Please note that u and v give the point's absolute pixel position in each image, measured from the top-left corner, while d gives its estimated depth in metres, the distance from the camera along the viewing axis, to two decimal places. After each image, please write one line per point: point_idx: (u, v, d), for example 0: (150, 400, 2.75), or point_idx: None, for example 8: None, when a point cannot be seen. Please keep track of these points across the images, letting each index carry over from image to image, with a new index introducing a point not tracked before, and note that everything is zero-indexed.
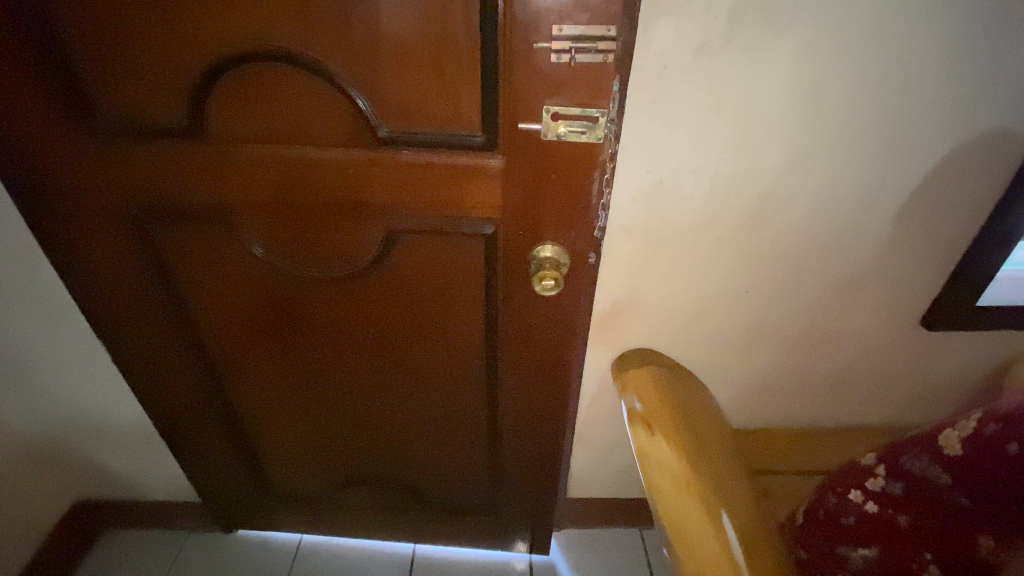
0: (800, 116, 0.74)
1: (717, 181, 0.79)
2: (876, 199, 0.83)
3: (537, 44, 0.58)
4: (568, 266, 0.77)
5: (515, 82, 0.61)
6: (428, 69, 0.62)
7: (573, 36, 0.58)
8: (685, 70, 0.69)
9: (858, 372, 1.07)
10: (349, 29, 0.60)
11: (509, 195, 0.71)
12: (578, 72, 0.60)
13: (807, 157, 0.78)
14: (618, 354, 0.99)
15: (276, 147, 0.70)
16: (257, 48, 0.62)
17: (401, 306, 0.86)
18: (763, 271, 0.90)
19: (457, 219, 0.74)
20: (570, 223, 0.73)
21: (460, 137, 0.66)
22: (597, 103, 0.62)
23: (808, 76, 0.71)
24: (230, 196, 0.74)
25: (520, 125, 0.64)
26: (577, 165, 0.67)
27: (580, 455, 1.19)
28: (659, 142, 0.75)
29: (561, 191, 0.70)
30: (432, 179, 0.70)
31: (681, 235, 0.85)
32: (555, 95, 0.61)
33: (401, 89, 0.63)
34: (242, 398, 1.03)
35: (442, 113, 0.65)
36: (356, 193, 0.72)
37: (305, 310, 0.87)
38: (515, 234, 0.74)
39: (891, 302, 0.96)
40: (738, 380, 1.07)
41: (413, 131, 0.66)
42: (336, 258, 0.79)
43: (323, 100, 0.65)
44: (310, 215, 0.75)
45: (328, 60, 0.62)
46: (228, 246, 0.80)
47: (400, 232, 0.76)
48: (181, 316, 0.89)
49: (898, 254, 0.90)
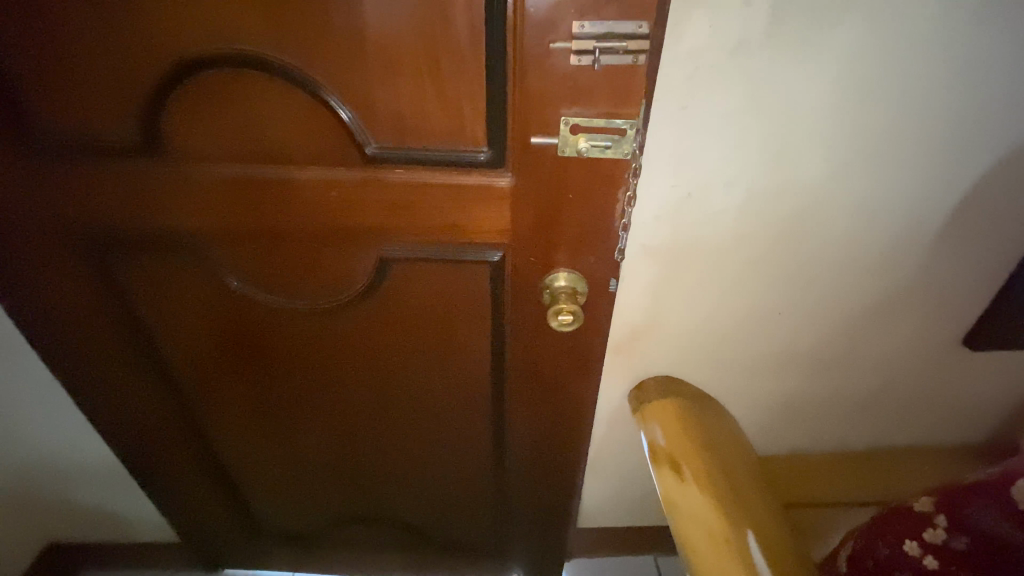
0: (847, 123, 0.65)
1: (751, 195, 0.70)
2: (925, 213, 0.75)
3: (554, 45, 0.49)
4: (586, 295, 0.68)
5: (527, 90, 0.51)
6: (424, 75, 0.52)
7: (597, 35, 0.48)
8: (719, 72, 0.60)
9: (893, 394, 0.98)
10: (329, 29, 0.51)
11: (518, 217, 0.61)
12: (602, 76, 0.51)
13: (852, 168, 0.69)
14: (637, 383, 0.90)
15: (248, 166, 0.60)
16: (221, 52, 0.53)
17: (397, 340, 0.77)
18: (795, 290, 0.82)
19: (459, 245, 0.64)
20: (589, 248, 0.63)
21: (462, 153, 0.57)
22: (624, 113, 0.53)
23: (857, 78, 0.62)
24: (198, 223, 0.65)
25: (533, 139, 0.54)
26: (598, 183, 0.58)
27: (593, 485, 1.10)
28: (688, 153, 0.66)
29: (580, 213, 0.60)
30: (429, 202, 0.61)
31: (708, 255, 0.76)
32: (574, 104, 0.52)
33: (392, 99, 0.54)
34: (223, 436, 0.94)
35: (441, 126, 0.55)
36: (343, 218, 0.62)
37: (288, 344, 0.78)
38: (526, 261, 0.65)
39: (932, 320, 0.88)
40: (765, 406, 0.98)
41: (407, 147, 0.57)
42: (321, 288, 0.70)
43: (301, 112, 0.56)
44: (291, 242, 0.66)
45: (305, 65, 0.53)
46: (197, 277, 0.70)
47: (394, 261, 0.66)
48: (151, 353, 0.80)
49: (944, 271, 0.82)
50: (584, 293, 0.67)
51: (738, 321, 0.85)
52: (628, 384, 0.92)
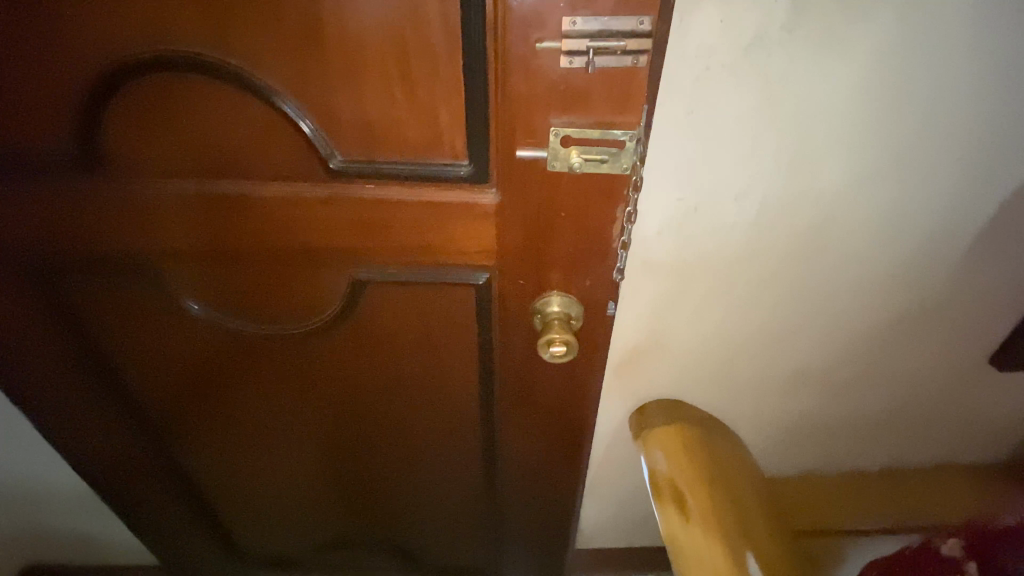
0: (874, 129, 0.58)
1: (763, 208, 0.64)
2: (957, 225, 0.68)
3: (541, 44, 0.42)
4: (581, 321, 0.61)
5: (512, 95, 0.45)
6: (393, 80, 0.46)
7: (591, 33, 0.41)
8: (731, 73, 0.53)
9: (913, 414, 0.92)
10: (281, 26, 0.44)
11: (505, 237, 0.55)
12: (597, 80, 0.44)
13: (877, 178, 0.62)
14: (639, 406, 0.84)
15: (201, 182, 0.54)
16: (162, 53, 0.47)
17: (377, 365, 0.71)
18: (810, 308, 0.75)
19: (440, 266, 0.58)
20: (585, 270, 0.57)
21: (439, 166, 0.50)
22: (622, 123, 0.46)
23: (887, 78, 0.55)
24: (150, 244, 0.59)
25: (519, 152, 0.48)
26: (595, 200, 0.51)
27: (591, 506, 1.04)
28: (695, 163, 0.59)
29: (574, 233, 0.54)
30: (404, 220, 0.54)
31: (716, 272, 0.70)
32: (565, 112, 0.46)
33: (357, 106, 0.47)
34: (197, 463, 0.88)
35: (415, 137, 0.49)
36: (309, 238, 0.56)
37: (258, 369, 0.72)
38: (515, 283, 0.59)
39: (957, 338, 0.81)
40: (775, 428, 0.92)
41: (376, 159, 0.50)
42: (291, 312, 0.63)
43: (257, 122, 0.50)
44: (254, 264, 0.59)
45: (257, 68, 0.47)
46: (155, 301, 0.64)
47: (368, 283, 0.60)
48: (111, 380, 0.73)
49: (973, 287, 0.75)
50: (580, 319, 0.60)
51: (747, 340, 0.79)
52: (629, 407, 0.86)
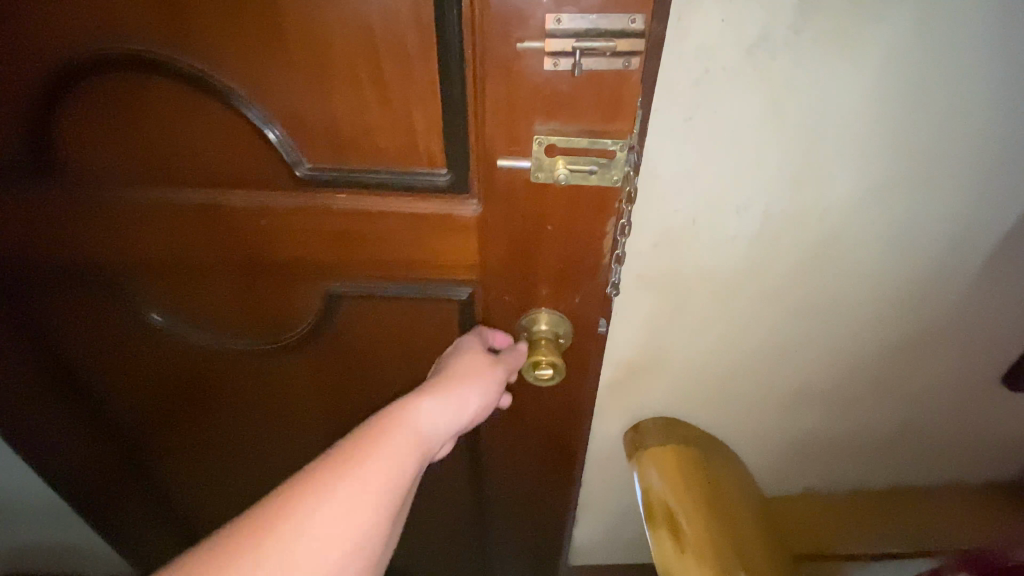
0: (887, 138, 0.54)
1: (766, 220, 0.60)
2: (975, 240, 0.63)
3: (522, 44, 0.38)
4: (572, 339, 0.57)
5: (491, 100, 0.41)
6: (362, 82, 0.42)
7: (577, 32, 0.38)
8: (732, 76, 0.49)
9: (921, 434, 0.87)
10: (239, 22, 0.41)
11: (488, 251, 0.51)
12: (585, 84, 0.40)
13: (890, 190, 0.58)
14: (634, 425, 0.80)
15: (161, 190, 0.50)
16: (115, 51, 0.43)
17: (355, 385, 0.66)
18: (815, 324, 0.71)
19: (420, 281, 0.54)
20: (574, 287, 0.53)
21: (415, 175, 0.46)
22: (612, 131, 0.42)
23: (902, 83, 0.50)
24: (109, 255, 0.55)
25: (501, 161, 0.44)
26: (584, 213, 0.47)
27: (584, 524, 1.00)
28: (693, 172, 0.55)
29: (562, 248, 0.50)
30: (379, 231, 0.50)
31: (717, 287, 0.66)
32: (551, 119, 0.42)
33: (325, 110, 0.44)
34: (174, 483, 0.84)
35: (388, 144, 0.45)
36: (279, 250, 0.52)
37: (230, 388, 0.67)
38: (500, 300, 0.55)
39: (969, 356, 0.77)
40: (776, 446, 0.88)
41: (347, 168, 0.46)
42: (263, 327, 0.60)
43: (219, 125, 0.46)
44: (223, 277, 0.56)
45: (216, 67, 0.43)
46: (120, 314, 0.60)
47: (343, 298, 0.56)
48: (78, 397, 0.69)
49: (989, 304, 0.71)
50: (570, 338, 0.57)
51: (749, 358, 0.74)
52: (624, 425, 0.82)
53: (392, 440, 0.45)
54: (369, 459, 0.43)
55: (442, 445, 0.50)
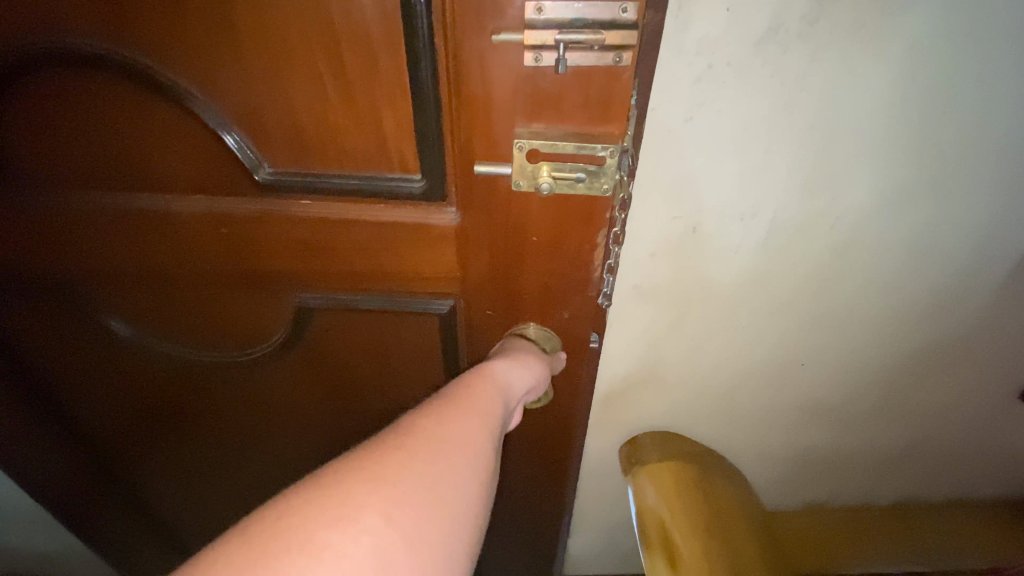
0: (909, 141, 0.49)
1: (773, 227, 0.55)
2: (1000, 252, 0.59)
3: (498, 36, 0.34)
4: (561, 356, 0.53)
5: (467, 99, 0.37)
6: (323, 79, 0.38)
7: (560, 23, 0.33)
8: (739, 72, 0.45)
9: (933, 449, 0.83)
10: (181, 12, 0.36)
11: (469, 262, 0.47)
12: (570, 81, 0.36)
13: (909, 195, 0.53)
14: (630, 438, 0.76)
15: (116, 195, 0.47)
16: (53, 45, 0.39)
17: (335, 401, 0.62)
18: (825, 335, 0.66)
19: (396, 293, 0.51)
20: (563, 301, 0.49)
21: (385, 181, 0.42)
22: (601, 135, 0.38)
23: (929, 79, 0.45)
24: (67, 261, 0.51)
25: (478, 167, 0.40)
26: (571, 225, 0.43)
27: (578, 537, 0.96)
28: (694, 176, 0.51)
29: (548, 262, 0.46)
30: (352, 240, 0.47)
31: (718, 300, 0.61)
32: (533, 121, 0.38)
33: (285, 111, 0.40)
34: (156, 505, 0.79)
35: (356, 146, 0.41)
36: (245, 260, 0.49)
37: (205, 402, 0.64)
38: (484, 313, 0.51)
39: (989, 371, 0.72)
40: (780, 460, 0.83)
41: (312, 172, 0.42)
42: (235, 339, 0.56)
43: (173, 125, 0.42)
44: (189, 286, 0.52)
45: (163, 63, 0.39)
46: (86, 325, 0.57)
47: (315, 311, 0.52)
48: (46, 416, 0.65)
49: (1012, 319, 0.66)
50: (560, 355, 0.53)
51: (752, 372, 0.70)
52: (619, 439, 0.78)
53: (479, 390, 0.42)
54: (466, 404, 0.39)
55: (512, 416, 0.46)
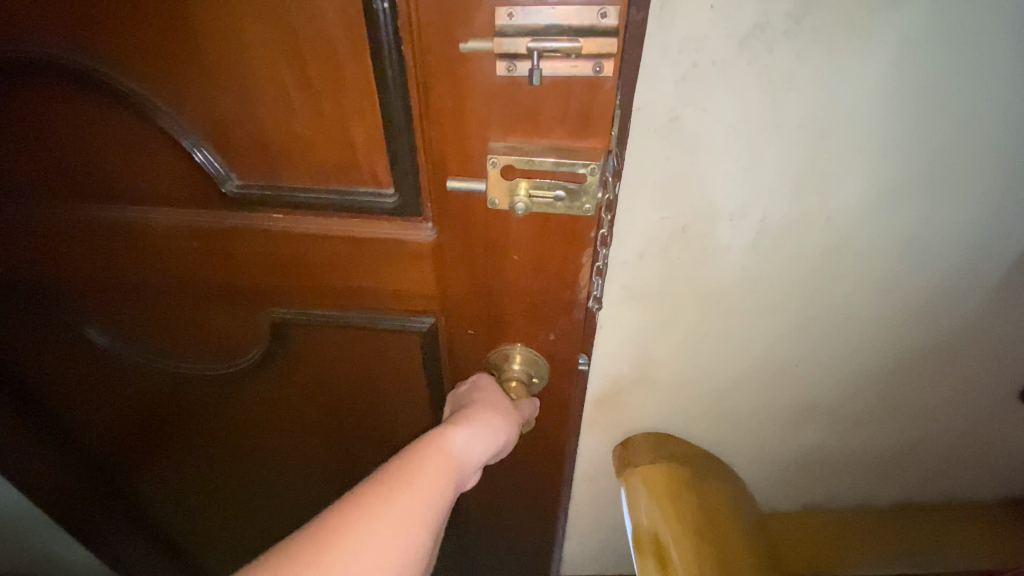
0: (900, 141, 0.48)
1: (763, 228, 0.54)
2: (996, 253, 0.58)
3: (468, 45, 0.33)
4: (545, 377, 0.52)
5: (440, 110, 0.36)
6: (292, 91, 0.37)
7: (534, 30, 0.32)
8: (726, 71, 0.44)
9: (930, 450, 0.82)
10: (148, 24, 0.36)
11: (447, 277, 0.46)
12: (545, 91, 0.35)
13: (901, 196, 0.52)
14: (623, 440, 0.76)
15: (85, 206, 0.46)
16: (22, 57, 0.39)
17: (318, 412, 0.62)
18: (819, 337, 0.66)
19: (374, 308, 0.50)
20: (544, 317, 0.48)
21: (357, 193, 0.42)
22: (581, 150, 0.37)
23: (921, 78, 0.45)
24: (42, 271, 0.51)
25: (452, 181, 0.39)
26: (554, 243, 0.42)
27: (573, 538, 0.96)
28: (682, 177, 0.50)
29: (529, 279, 0.45)
30: (327, 254, 0.46)
31: (708, 302, 0.61)
32: (511, 135, 0.37)
33: (255, 123, 0.39)
34: (147, 511, 0.79)
35: (328, 159, 0.40)
36: (218, 273, 0.48)
37: (189, 412, 0.64)
38: (465, 328, 0.50)
39: (985, 372, 0.71)
40: (776, 462, 0.83)
41: (281, 185, 0.42)
42: (217, 350, 0.56)
43: (145, 138, 0.41)
44: (169, 298, 0.52)
45: (132, 75, 0.38)
46: (70, 334, 0.57)
47: (291, 323, 0.52)
48: (34, 424, 0.66)
49: (1008, 320, 0.65)
50: (545, 376, 0.52)
51: (746, 374, 0.69)
52: (613, 442, 0.78)
53: (429, 464, 0.40)
54: (406, 487, 0.38)
55: (473, 477, 0.45)
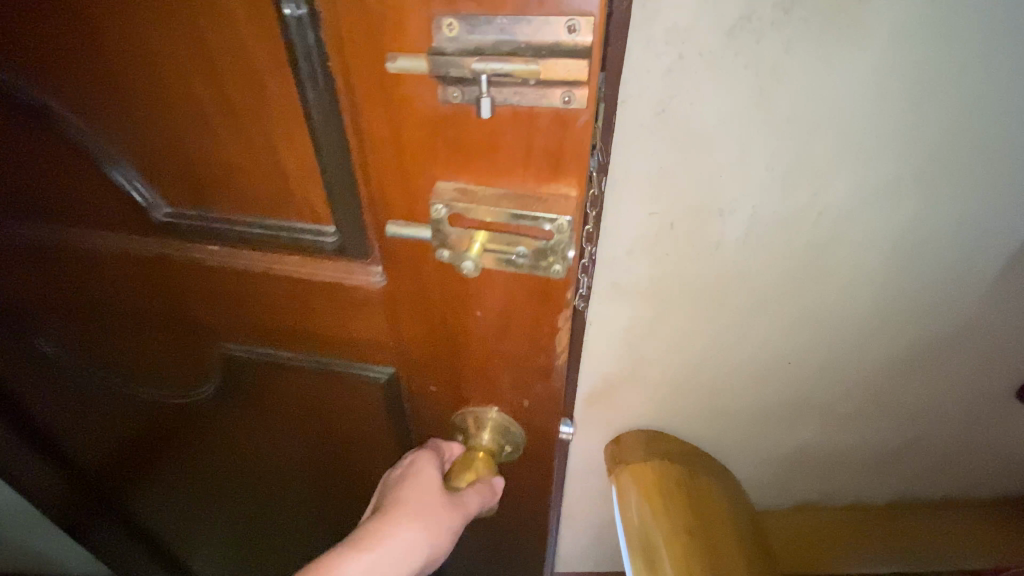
0: (892, 136, 0.47)
1: (754, 223, 0.53)
2: (993, 249, 0.57)
3: (397, 61, 0.26)
4: (518, 445, 0.47)
5: (378, 141, 0.30)
6: (217, 119, 0.33)
7: (479, 46, 0.25)
8: (713, 63, 0.43)
9: (926, 449, 0.81)
10: (65, 42, 0.32)
11: (402, 325, 0.41)
12: (498, 121, 0.27)
13: (893, 192, 0.51)
14: (615, 437, 0.75)
15: (33, 228, 0.45)
16: None
17: (287, 442, 0.59)
18: (811, 335, 0.65)
19: (329, 352, 0.46)
20: (515, 377, 0.41)
21: (296, 231, 0.37)
22: (550, 198, 0.30)
23: (913, 71, 0.44)
24: (3, 288, 0.51)
25: (391, 227, 0.33)
26: (522, 304, 0.36)
27: (567, 535, 0.96)
28: (669, 171, 0.49)
29: (499, 338, 0.38)
30: (274, 292, 0.42)
31: (699, 299, 0.60)
32: (464, 174, 0.30)
33: (186, 149, 0.35)
34: (137, 515, 0.80)
35: (265, 192, 0.36)
36: (167, 304, 0.46)
37: (162, 429, 0.62)
38: (429, 378, 0.45)
39: (982, 371, 0.70)
40: (770, 460, 0.82)
41: (217, 219, 0.39)
42: (180, 373, 0.54)
43: (81, 161, 0.39)
44: (128, 320, 0.50)
45: (61, 95, 0.35)
46: (39, 348, 0.56)
47: (244, 361, 0.49)
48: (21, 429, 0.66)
49: (1004, 319, 0.64)
50: (520, 446, 0.47)
51: (738, 370, 0.68)
52: (604, 439, 0.77)
53: None
54: None
55: None
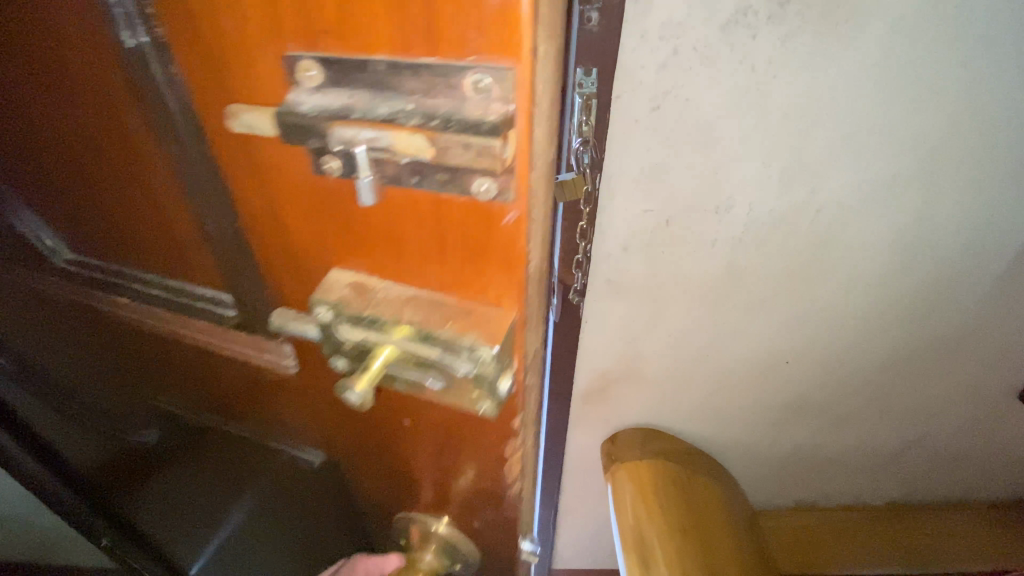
0: (891, 135, 0.47)
1: (750, 222, 0.53)
2: (994, 249, 0.56)
3: (244, 113, 0.21)
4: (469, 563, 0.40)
5: (273, 210, 0.24)
6: (94, 167, 0.28)
7: (332, 105, 0.19)
8: (710, 60, 0.42)
9: (924, 451, 0.81)
10: None
11: (325, 409, 0.34)
12: (403, 201, 0.21)
13: (891, 194, 0.51)
14: (611, 436, 0.75)
15: None
16: None
17: (241, 493, 0.55)
18: (809, 335, 0.64)
19: (257, 420, 0.40)
20: (456, 483, 0.34)
21: (195, 297, 0.32)
22: (475, 309, 0.23)
23: (911, 71, 0.43)
24: None
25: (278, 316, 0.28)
26: (455, 419, 0.29)
27: (563, 531, 0.96)
28: (665, 168, 0.49)
29: (436, 442, 0.31)
30: (190, 356, 0.37)
31: (694, 298, 0.60)
32: (370, 259, 0.24)
33: (73, 199, 0.31)
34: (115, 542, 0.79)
35: (156, 250, 0.30)
36: (93, 354, 0.43)
37: (118, 469, 0.59)
38: (364, 465, 0.38)
39: (982, 374, 0.70)
40: (767, 460, 0.82)
41: (110, 275, 0.34)
42: (129, 418, 0.51)
43: None
44: (70, 362, 0.47)
45: None
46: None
47: (179, 414, 0.45)
48: None
49: (1004, 321, 0.64)
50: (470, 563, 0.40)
51: (735, 368, 0.68)
52: (600, 437, 0.77)
53: None
54: None
55: None
